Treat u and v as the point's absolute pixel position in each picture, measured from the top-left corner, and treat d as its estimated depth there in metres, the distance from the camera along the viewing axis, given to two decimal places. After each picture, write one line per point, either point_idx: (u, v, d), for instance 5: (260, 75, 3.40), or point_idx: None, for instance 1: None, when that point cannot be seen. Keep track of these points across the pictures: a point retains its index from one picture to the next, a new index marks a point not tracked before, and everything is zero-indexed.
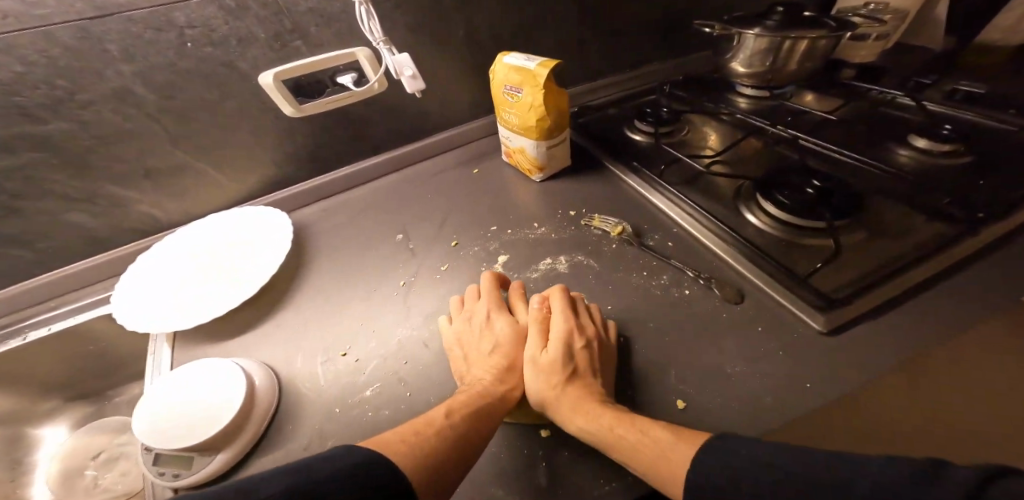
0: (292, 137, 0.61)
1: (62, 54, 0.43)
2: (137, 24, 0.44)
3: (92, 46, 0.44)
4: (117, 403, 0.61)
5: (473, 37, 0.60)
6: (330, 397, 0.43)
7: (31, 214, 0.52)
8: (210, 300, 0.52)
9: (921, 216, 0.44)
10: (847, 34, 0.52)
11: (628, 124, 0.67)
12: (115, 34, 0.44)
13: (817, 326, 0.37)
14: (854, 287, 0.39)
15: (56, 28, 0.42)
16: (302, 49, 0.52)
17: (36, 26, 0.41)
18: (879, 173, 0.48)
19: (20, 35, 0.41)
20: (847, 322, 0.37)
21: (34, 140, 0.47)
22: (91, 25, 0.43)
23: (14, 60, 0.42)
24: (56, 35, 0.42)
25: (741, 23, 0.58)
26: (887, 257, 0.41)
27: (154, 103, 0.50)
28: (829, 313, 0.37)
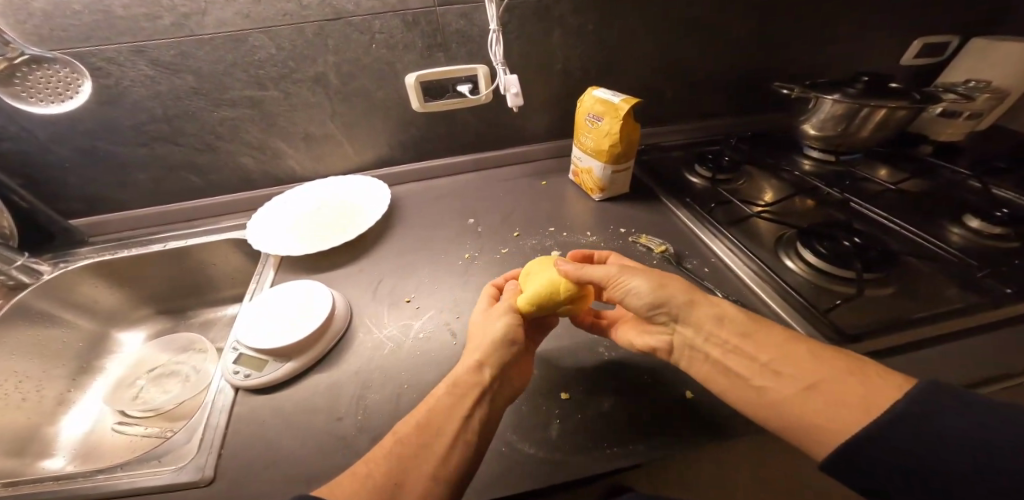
0: (409, 128, 0.75)
1: (301, 43, 0.61)
2: (352, 26, 0.60)
3: (319, 40, 0.61)
4: (193, 323, 0.76)
5: (570, 72, 0.72)
6: (388, 333, 0.53)
7: (220, 153, 0.70)
8: (314, 242, 0.65)
9: (958, 284, 0.48)
10: (926, 108, 0.56)
11: (688, 168, 0.74)
12: (335, 33, 0.61)
13: None
14: (872, 328, 0.44)
15: (305, 24, 0.59)
16: (441, 60, 0.66)
17: (294, 23, 0.59)
18: (922, 241, 0.53)
19: (283, 27, 0.59)
20: (857, 356, 0.42)
21: (253, 100, 0.65)
22: (326, 25, 0.60)
23: (272, 45, 0.60)
24: (304, 28, 0.59)
25: (822, 88, 0.63)
26: (913, 311, 0.46)
27: (336, 85, 0.66)
28: (840, 345, 0.42)
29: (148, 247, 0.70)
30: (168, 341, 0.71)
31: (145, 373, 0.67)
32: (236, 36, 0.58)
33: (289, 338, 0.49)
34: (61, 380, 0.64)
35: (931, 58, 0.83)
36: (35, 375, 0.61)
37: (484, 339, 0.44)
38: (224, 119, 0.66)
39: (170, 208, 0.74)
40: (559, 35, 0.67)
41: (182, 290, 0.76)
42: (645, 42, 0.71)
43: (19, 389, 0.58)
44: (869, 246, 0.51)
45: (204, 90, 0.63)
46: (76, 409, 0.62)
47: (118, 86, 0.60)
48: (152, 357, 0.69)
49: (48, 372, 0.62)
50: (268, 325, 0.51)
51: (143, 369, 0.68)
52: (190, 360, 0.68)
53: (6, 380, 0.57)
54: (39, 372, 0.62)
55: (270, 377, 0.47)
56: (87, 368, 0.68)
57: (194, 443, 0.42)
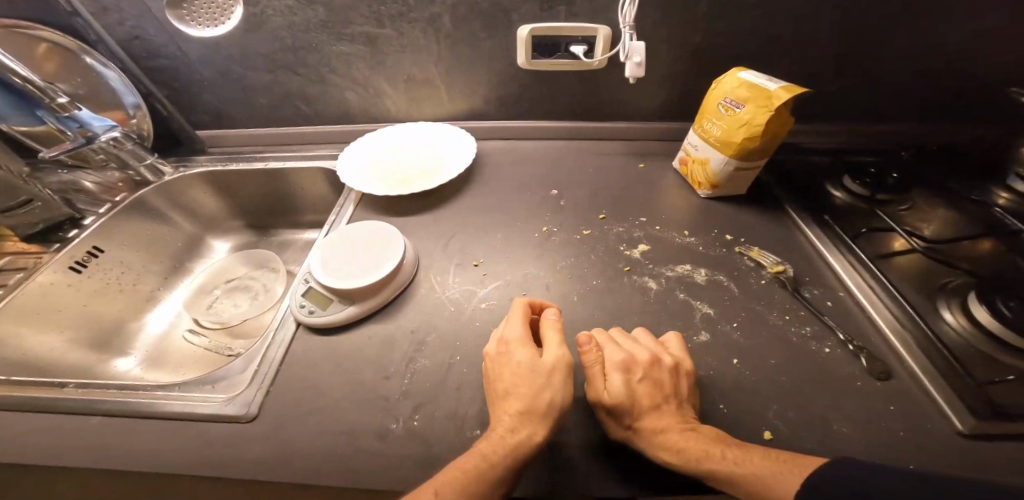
0: (510, 84, 0.70)
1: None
2: None
3: None
4: (275, 242, 0.82)
5: (705, 48, 0.62)
6: (451, 294, 0.52)
7: (329, 86, 0.72)
8: (396, 186, 0.65)
9: None
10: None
11: (832, 179, 0.61)
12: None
13: (960, 426, 0.34)
14: None
15: None
16: (561, 14, 0.60)
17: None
18: None
19: None
20: (999, 436, 0.33)
21: (368, 37, 0.65)
22: None
23: None
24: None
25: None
26: None
27: (447, 30, 0.64)
28: (985, 422, 0.33)
29: (251, 164, 0.76)
30: (250, 254, 0.76)
31: (221, 284, 0.73)
32: None
33: (358, 281, 0.49)
34: (155, 278, 0.73)
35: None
36: (135, 269, 0.70)
37: (539, 413, 0.36)
38: (339, 54, 0.68)
39: (276, 131, 0.79)
40: (705, 1, 0.57)
41: (272, 209, 0.82)
42: (813, 21, 0.58)
43: (120, 279, 0.67)
44: None
45: (330, 23, 0.64)
46: (161, 307, 0.71)
47: (262, 14, 0.63)
48: (229, 269, 0.75)
49: (147, 267, 0.72)
50: (341, 264, 0.52)
51: (221, 279, 0.74)
52: (259, 280, 0.73)
53: (111, 269, 0.66)
54: (139, 267, 0.71)
55: (332, 318, 0.47)
56: (179, 268, 0.77)
57: (248, 375, 0.44)
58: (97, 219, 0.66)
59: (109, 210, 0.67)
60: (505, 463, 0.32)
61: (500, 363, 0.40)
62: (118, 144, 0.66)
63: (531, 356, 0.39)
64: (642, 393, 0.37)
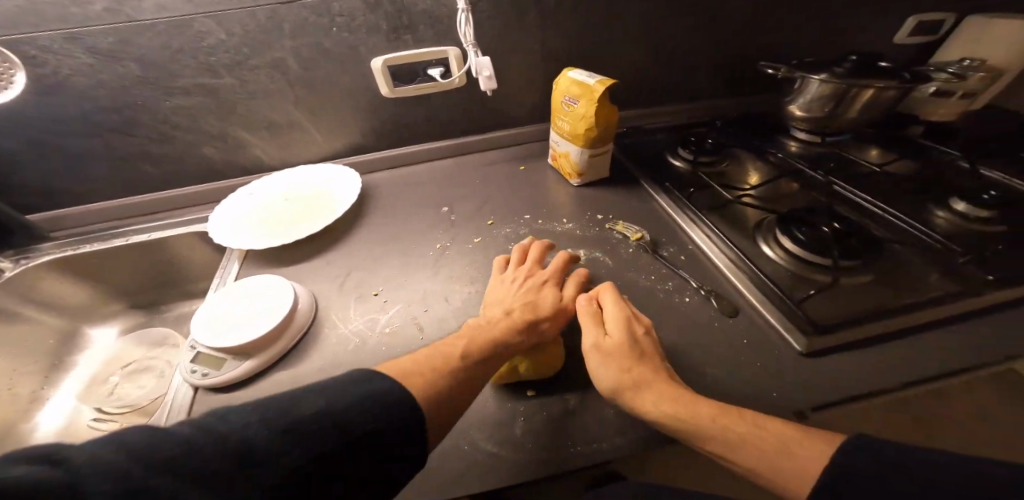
0: (380, 114, 0.72)
1: (253, 28, 0.57)
2: (306, 9, 0.57)
3: (272, 24, 0.57)
4: (168, 317, 0.75)
5: (546, 56, 0.69)
6: (353, 327, 0.52)
7: (181, 143, 0.67)
8: (281, 234, 0.63)
9: (938, 271, 0.46)
10: (915, 88, 0.54)
11: (672, 150, 0.72)
12: (290, 17, 0.57)
13: (799, 347, 0.41)
14: (845, 319, 0.42)
15: (258, 7, 0.56)
16: (409, 43, 0.63)
17: (245, 6, 0.55)
18: (909, 230, 0.51)
19: (234, 11, 0.55)
20: (830, 347, 0.40)
21: (206, 88, 0.62)
22: (279, 8, 0.56)
23: (222, 30, 0.57)
24: (255, 12, 0.56)
25: (812, 67, 0.61)
26: (889, 298, 0.44)
27: (295, 71, 0.63)
28: (812, 336, 0.40)
29: (113, 242, 0.69)
30: (144, 333, 0.70)
31: (118, 369, 0.67)
32: (182, 21, 0.55)
33: (251, 334, 0.47)
34: (33, 379, 0.63)
35: (926, 35, 0.80)
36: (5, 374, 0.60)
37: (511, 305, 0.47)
38: (180, 108, 0.63)
39: (137, 199, 0.72)
40: (533, 16, 0.64)
41: (153, 283, 0.74)
42: (625, 21, 0.67)
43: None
44: (849, 233, 0.49)
45: (150, 78, 0.59)
46: (46, 411, 0.61)
47: (57, 76, 0.56)
48: (126, 353, 0.69)
49: (18, 370, 0.62)
50: (231, 321, 0.50)
51: (117, 365, 0.67)
52: (164, 354, 0.67)
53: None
54: (10, 369, 0.61)
55: (225, 376, 0.45)
56: (59, 365, 0.67)
57: None
58: None
59: None
60: (480, 347, 0.41)
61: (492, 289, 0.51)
62: None
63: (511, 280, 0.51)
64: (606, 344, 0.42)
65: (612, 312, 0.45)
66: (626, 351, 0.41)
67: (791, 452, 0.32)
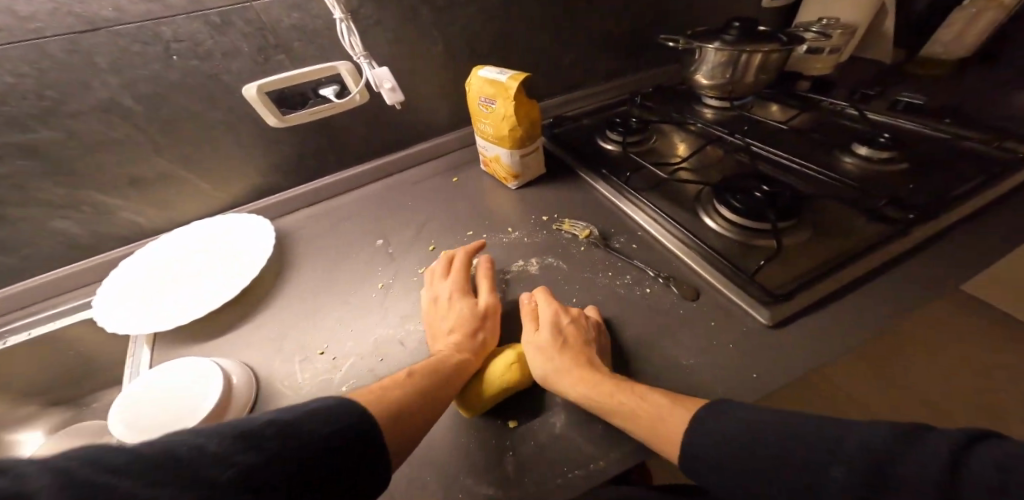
0: (276, 147, 0.62)
1: (49, 65, 0.44)
2: (123, 38, 0.46)
3: (79, 60, 0.45)
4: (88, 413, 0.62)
5: (452, 52, 0.63)
6: (307, 393, 0.44)
7: (12, 226, 0.53)
8: (191, 304, 0.52)
9: (863, 215, 0.48)
10: (795, 49, 0.57)
11: (599, 135, 0.70)
12: (99, 45, 0.45)
13: (764, 320, 0.40)
14: (797, 282, 0.42)
15: (45, 41, 0.43)
16: (286, 63, 0.54)
17: (30, 38, 0.42)
18: (830, 180, 0.53)
19: (8, 48, 0.42)
20: (791, 315, 0.40)
21: (22, 152, 0.48)
22: (79, 39, 0.44)
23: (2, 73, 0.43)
24: (45, 47, 0.43)
25: (702, 37, 0.62)
26: (831, 253, 0.45)
27: (142, 113, 0.51)
28: (774, 308, 0.40)
29: None
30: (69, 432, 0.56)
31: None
32: None
33: (185, 423, 0.38)
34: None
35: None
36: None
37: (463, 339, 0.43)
38: None
39: None
40: (425, 13, 0.57)
41: (41, 394, 0.60)
42: (525, 7, 0.64)
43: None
44: (779, 192, 0.50)
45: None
46: None
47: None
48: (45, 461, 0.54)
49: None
50: (153, 417, 0.40)
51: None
52: None
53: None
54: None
55: None
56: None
57: None
58: None
59: None
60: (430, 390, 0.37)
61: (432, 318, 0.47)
62: None
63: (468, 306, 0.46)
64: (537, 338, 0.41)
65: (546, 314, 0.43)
66: (550, 346, 0.40)
67: (667, 417, 0.32)
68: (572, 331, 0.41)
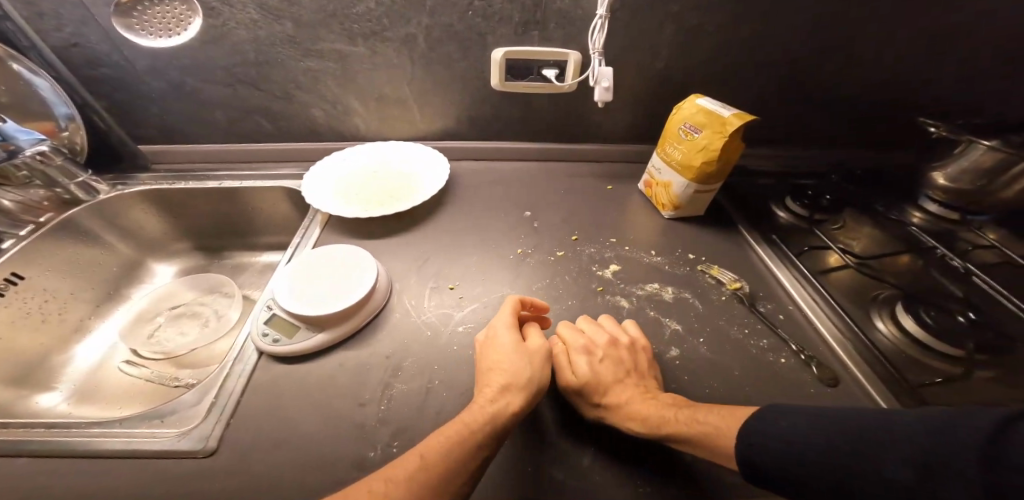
0: (485, 104, 0.71)
1: (400, 1, 0.58)
2: None
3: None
4: (229, 264, 0.79)
5: (673, 74, 0.66)
6: (427, 319, 0.52)
7: (294, 102, 0.70)
8: (367, 207, 0.64)
9: None
10: None
11: (776, 199, 0.67)
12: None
13: None
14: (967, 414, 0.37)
15: None
16: (535, 39, 0.61)
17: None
18: None
19: None
20: None
21: (338, 54, 0.63)
22: None
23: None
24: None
25: (972, 132, 0.55)
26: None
27: (422, 50, 0.64)
28: None
29: (207, 183, 0.72)
30: (198, 278, 0.73)
31: (165, 310, 0.69)
32: None
33: (328, 307, 0.48)
34: (86, 306, 0.67)
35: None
36: (63, 296, 0.64)
37: (517, 371, 0.40)
38: (307, 70, 0.65)
39: (235, 148, 0.75)
40: (670, 34, 0.61)
41: (233, 230, 0.78)
42: (763, 52, 0.63)
43: (43, 309, 0.61)
44: (986, 326, 0.44)
45: (298, 39, 0.61)
46: (93, 336, 0.66)
47: (224, 28, 0.60)
48: (173, 295, 0.71)
49: (77, 295, 0.66)
50: (310, 290, 0.51)
51: (164, 305, 0.70)
52: (211, 305, 0.70)
53: (30, 298, 0.60)
54: (68, 293, 0.65)
55: (300, 346, 0.47)
56: (114, 295, 0.71)
57: (203, 407, 0.43)
58: (18, 242, 0.59)
59: (32, 232, 0.61)
60: (488, 429, 0.36)
61: (483, 352, 0.44)
62: (46, 159, 0.61)
63: (514, 343, 0.43)
64: (600, 372, 0.42)
65: (575, 345, 0.45)
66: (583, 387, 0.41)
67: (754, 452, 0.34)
68: (599, 362, 0.42)
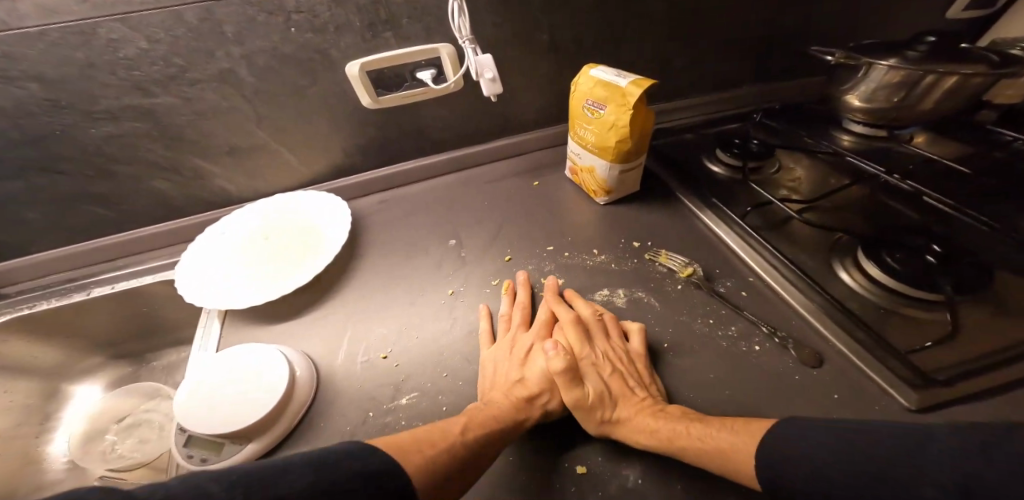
0: (364, 128, 0.60)
1: (184, 32, 0.45)
2: (254, 7, 0.45)
3: (210, 27, 0.45)
4: (155, 366, 0.65)
5: (559, 44, 0.57)
6: (366, 399, 0.43)
7: (121, 178, 0.56)
8: (257, 287, 0.52)
9: None
10: (1010, 74, 0.44)
11: (707, 154, 0.61)
12: (234, 16, 0.45)
13: (907, 403, 0.34)
14: (959, 373, 0.34)
15: (185, 7, 0.43)
16: (391, 42, 0.51)
17: (165, 6, 0.43)
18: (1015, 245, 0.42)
19: (147, 13, 0.43)
20: (941, 403, 0.33)
21: (142, 111, 0.50)
22: (216, 7, 0.44)
23: (140, 37, 0.44)
24: (183, 12, 0.44)
25: (870, 52, 0.51)
26: (1012, 341, 0.36)
27: (253, 84, 0.52)
28: (924, 391, 0.33)
29: (71, 297, 0.59)
30: (131, 388, 0.60)
31: (110, 426, 0.56)
32: (82, 28, 0.42)
33: (243, 418, 0.39)
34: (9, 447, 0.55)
35: (975, 12, 0.70)
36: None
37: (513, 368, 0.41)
38: (109, 137, 0.52)
39: (91, 245, 0.61)
40: (541, 3, 0.52)
41: (119, 341, 0.64)
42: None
43: None
44: (953, 257, 0.40)
45: (61, 102, 0.47)
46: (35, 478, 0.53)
47: None
48: (112, 408, 0.58)
49: (2, 432, 0.55)
50: (216, 399, 0.41)
51: (108, 421, 0.57)
52: (161, 407, 0.57)
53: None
54: None
55: (224, 468, 0.37)
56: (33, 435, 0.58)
57: None
58: None
59: None
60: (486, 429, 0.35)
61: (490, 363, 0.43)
62: None
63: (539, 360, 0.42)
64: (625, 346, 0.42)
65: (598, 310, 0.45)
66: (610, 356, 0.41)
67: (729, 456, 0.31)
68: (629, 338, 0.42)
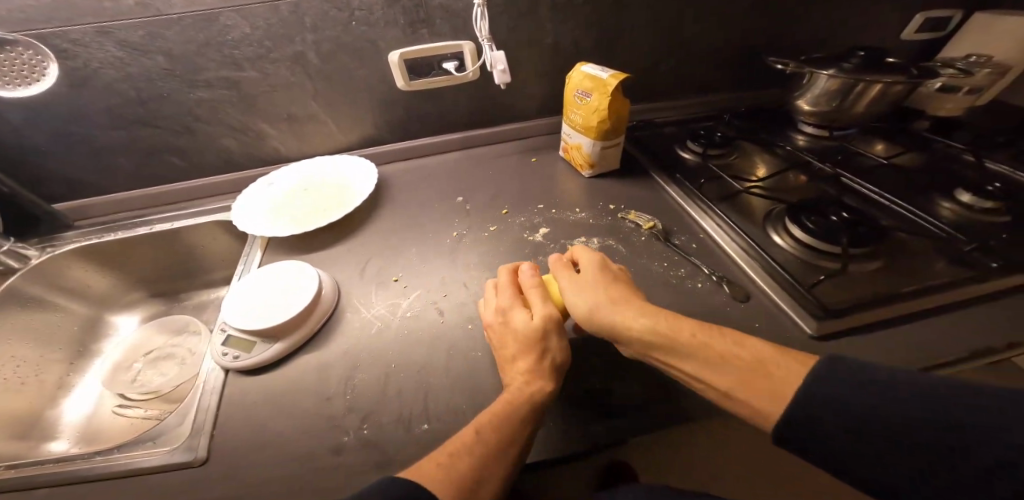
0: (397, 106, 0.73)
1: (275, 22, 0.59)
2: (328, 4, 0.59)
3: (295, 19, 0.60)
4: (188, 304, 0.78)
5: (561, 48, 0.70)
6: (375, 313, 0.54)
7: (201, 135, 0.70)
8: (300, 221, 0.65)
9: (946, 260, 0.47)
10: (922, 83, 0.54)
11: (681, 143, 0.72)
12: (313, 11, 0.59)
13: (809, 330, 0.43)
14: (851, 304, 0.43)
15: (279, 2, 0.58)
16: (426, 37, 0.65)
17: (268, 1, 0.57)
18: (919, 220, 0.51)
19: (256, 6, 0.57)
20: (838, 332, 0.42)
21: (229, 81, 0.64)
22: (302, 3, 0.58)
23: (246, 24, 0.59)
24: (278, 7, 0.58)
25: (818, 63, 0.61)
26: (898, 287, 0.45)
27: (316, 65, 0.65)
28: (822, 320, 0.42)
29: (134, 230, 0.71)
30: (166, 322, 0.73)
31: (140, 357, 0.68)
32: (206, 16, 0.57)
33: (275, 318, 0.49)
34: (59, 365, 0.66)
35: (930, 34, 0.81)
36: (33, 361, 0.63)
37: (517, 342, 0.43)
38: (200, 100, 0.66)
39: (159, 189, 0.74)
40: (547, 13, 0.65)
41: (175, 272, 0.77)
42: (637, 14, 0.68)
43: (19, 374, 0.60)
44: (858, 221, 0.49)
45: (177, 72, 0.62)
46: (75, 393, 0.65)
47: (86, 69, 0.58)
48: (144, 342, 0.70)
49: (45, 357, 0.64)
50: (250, 308, 0.51)
51: (139, 353, 0.69)
52: (186, 343, 0.69)
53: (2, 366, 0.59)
54: (36, 357, 0.63)
55: (258, 358, 0.48)
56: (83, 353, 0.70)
57: (188, 426, 0.43)
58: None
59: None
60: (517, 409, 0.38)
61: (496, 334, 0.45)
62: None
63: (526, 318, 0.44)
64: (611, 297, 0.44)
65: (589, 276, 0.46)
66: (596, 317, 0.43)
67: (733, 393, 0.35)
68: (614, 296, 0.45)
